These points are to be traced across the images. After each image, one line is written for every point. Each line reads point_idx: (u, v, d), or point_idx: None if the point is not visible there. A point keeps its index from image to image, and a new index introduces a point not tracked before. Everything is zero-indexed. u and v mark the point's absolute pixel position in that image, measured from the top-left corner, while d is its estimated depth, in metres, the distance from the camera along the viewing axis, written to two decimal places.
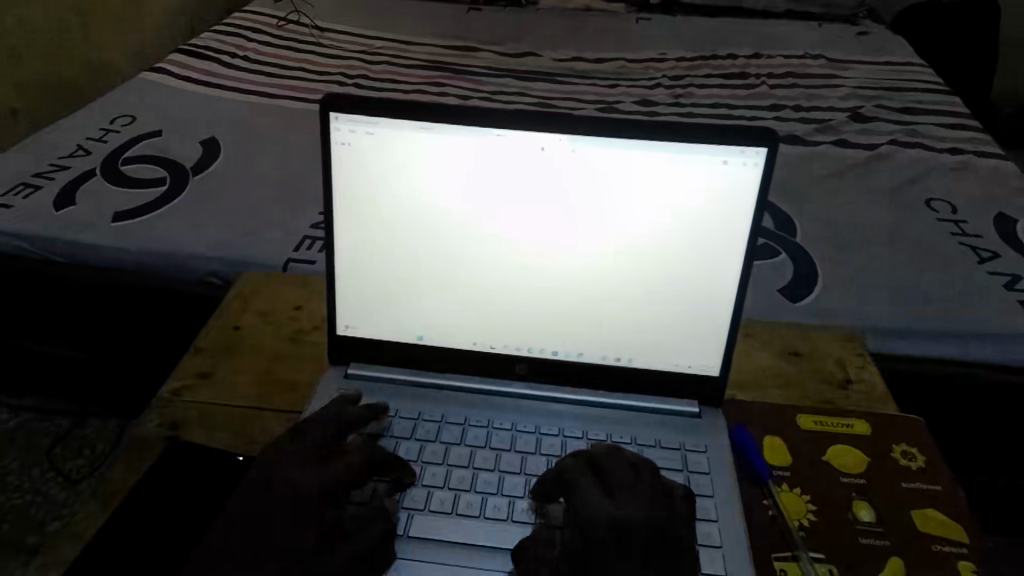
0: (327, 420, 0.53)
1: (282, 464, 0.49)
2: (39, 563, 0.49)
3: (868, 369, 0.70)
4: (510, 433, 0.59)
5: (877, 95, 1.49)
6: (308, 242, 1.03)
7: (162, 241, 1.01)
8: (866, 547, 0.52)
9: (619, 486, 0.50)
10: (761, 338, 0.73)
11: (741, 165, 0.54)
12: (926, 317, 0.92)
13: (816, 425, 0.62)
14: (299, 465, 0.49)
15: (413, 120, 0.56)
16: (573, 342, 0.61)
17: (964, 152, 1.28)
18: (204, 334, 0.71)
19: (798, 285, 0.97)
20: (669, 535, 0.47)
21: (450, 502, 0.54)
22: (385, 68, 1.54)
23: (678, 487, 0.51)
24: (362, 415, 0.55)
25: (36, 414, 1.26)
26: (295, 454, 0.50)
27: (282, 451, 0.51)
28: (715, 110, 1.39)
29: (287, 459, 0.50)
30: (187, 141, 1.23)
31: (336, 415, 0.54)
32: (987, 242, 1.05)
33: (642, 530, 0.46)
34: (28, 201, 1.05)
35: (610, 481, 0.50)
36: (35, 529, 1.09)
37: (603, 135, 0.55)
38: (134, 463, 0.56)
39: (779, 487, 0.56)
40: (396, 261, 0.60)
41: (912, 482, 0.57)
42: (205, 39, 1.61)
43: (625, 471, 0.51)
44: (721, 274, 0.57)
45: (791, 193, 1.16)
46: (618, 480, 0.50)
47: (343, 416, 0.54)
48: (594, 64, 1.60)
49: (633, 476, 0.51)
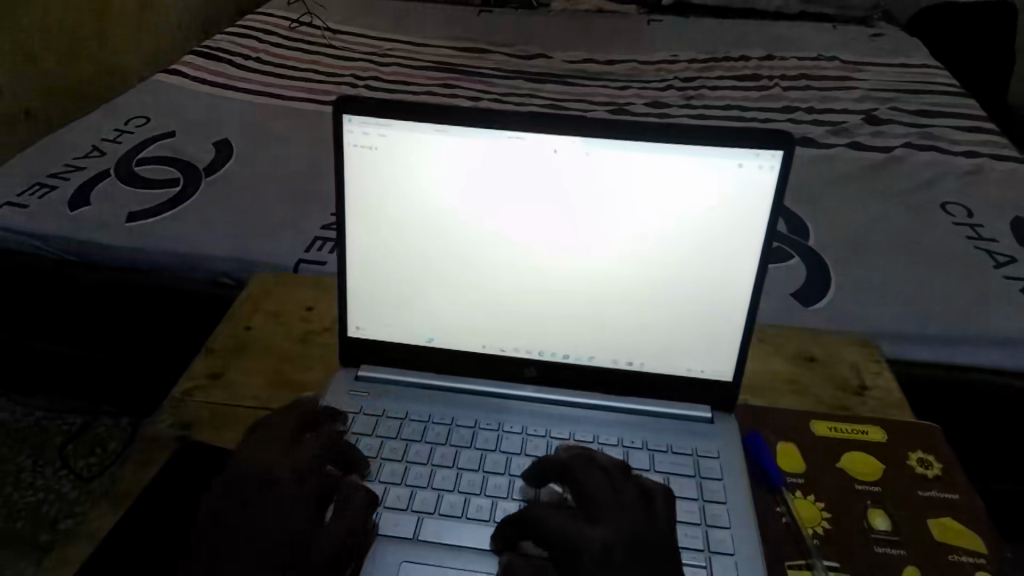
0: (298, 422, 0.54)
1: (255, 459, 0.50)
2: (52, 562, 0.49)
3: (883, 375, 0.69)
4: (520, 437, 0.58)
5: (891, 97, 1.48)
6: (320, 243, 1.03)
7: (175, 241, 1.02)
8: (882, 555, 0.52)
9: (592, 500, 0.49)
10: (774, 342, 0.73)
11: (756, 168, 0.54)
12: (940, 321, 0.91)
13: (831, 431, 0.61)
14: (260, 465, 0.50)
15: (426, 122, 0.56)
16: (584, 345, 0.60)
17: (980, 155, 1.27)
18: (216, 335, 0.71)
19: (810, 289, 0.96)
20: (642, 548, 0.46)
21: (459, 506, 0.54)
22: (397, 69, 1.55)
23: (655, 486, 0.51)
24: (322, 414, 0.55)
25: (48, 412, 1.26)
26: (262, 449, 0.51)
27: (249, 448, 0.51)
28: (728, 112, 1.39)
29: (261, 455, 0.50)
30: (201, 143, 1.24)
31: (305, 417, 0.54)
32: (1004, 246, 1.04)
33: (622, 547, 0.46)
34: (43, 201, 1.06)
35: (585, 493, 0.50)
36: (49, 527, 1.09)
37: (615, 136, 0.55)
38: (147, 463, 0.57)
39: (793, 494, 0.56)
40: (407, 264, 0.60)
41: (928, 490, 0.56)
42: (218, 41, 1.62)
43: (595, 478, 0.50)
44: (735, 278, 0.57)
45: (804, 196, 1.15)
46: (591, 491, 0.50)
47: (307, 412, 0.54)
48: (606, 66, 1.60)
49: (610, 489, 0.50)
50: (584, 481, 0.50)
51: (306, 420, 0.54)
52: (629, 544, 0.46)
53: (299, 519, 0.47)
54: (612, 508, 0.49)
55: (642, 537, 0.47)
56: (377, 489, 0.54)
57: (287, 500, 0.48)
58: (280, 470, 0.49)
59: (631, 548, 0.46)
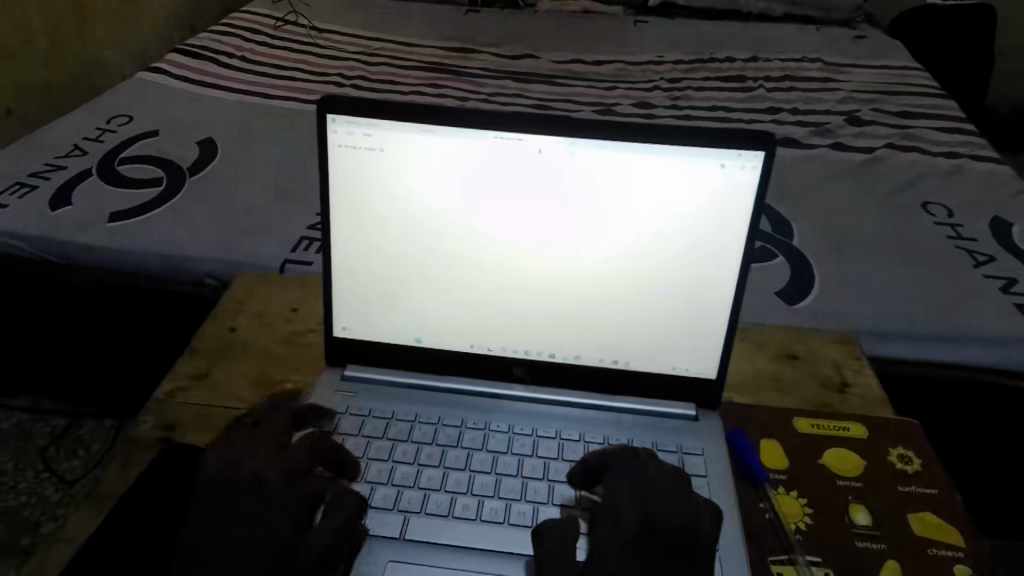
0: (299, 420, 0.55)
1: (240, 460, 0.50)
2: (33, 565, 0.49)
3: (865, 372, 0.70)
4: (507, 436, 0.59)
5: (873, 98, 1.49)
6: (305, 243, 1.03)
7: (158, 241, 1.01)
8: (863, 549, 0.52)
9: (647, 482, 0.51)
10: (758, 341, 0.73)
11: (739, 168, 0.54)
12: (920, 321, 0.92)
13: (814, 428, 0.62)
14: (247, 463, 0.50)
15: (411, 122, 0.56)
16: (569, 345, 0.61)
17: (960, 156, 1.29)
18: (199, 335, 0.70)
19: (793, 288, 0.97)
20: (697, 544, 0.47)
21: (446, 505, 0.54)
22: (383, 69, 1.55)
23: (707, 502, 0.50)
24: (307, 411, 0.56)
25: (30, 415, 1.25)
26: (250, 446, 0.51)
27: (236, 441, 0.51)
28: (714, 113, 1.40)
29: (247, 456, 0.50)
30: (185, 142, 1.23)
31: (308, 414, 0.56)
32: (983, 245, 1.06)
33: (666, 535, 0.48)
34: (24, 201, 1.05)
35: (646, 478, 0.52)
36: (30, 530, 1.08)
37: (601, 138, 0.55)
38: (130, 465, 0.56)
39: (776, 490, 0.56)
40: (393, 262, 0.60)
41: (908, 486, 0.57)
42: (201, 39, 1.60)
43: (652, 477, 0.52)
44: (720, 277, 0.57)
45: (788, 196, 1.16)
46: (653, 478, 0.52)
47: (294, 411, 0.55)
48: (592, 66, 1.61)
49: (666, 479, 0.52)
50: (647, 473, 0.52)
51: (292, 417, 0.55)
52: (687, 537, 0.47)
53: (286, 520, 0.47)
54: (666, 500, 0.50)
55: (698, 539, 0.47)
56: (363, 489, 0.54)
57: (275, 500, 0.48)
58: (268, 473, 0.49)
59: (672, 543, 0.47)
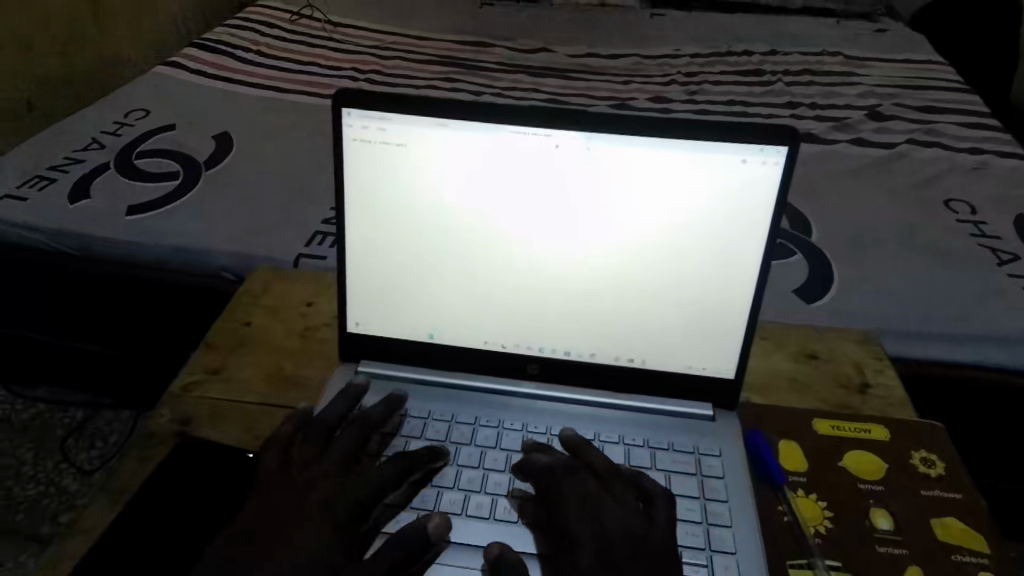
0: (350, 429, 0.54)
1: (305, 469, 0.51)
2: (49, 559, 0.48)
3: (886, 372, 0.69)
4: (521, 434, 0.58)
5: (895, 93, 1.47)
6: (319, 237, 1.03)
7: (174, 235, 1.01)
8: (884, 555, 0.51)
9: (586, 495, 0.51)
10: (777, 340, 0.72)
11: (760, 163, 0.53)
12: (941, 320, 0.90)
13: (834, 430, 0.61)
14: (309, 473, 0.50)
15: (426, 115, 0.55)
16: (585, 343, 0.60)
17: (984, 151, 1.26)
18: (213, 330, 0.70)
19: (812, 286, 0.95)
20: (643, 546, 0.47)
21: (459, 504, 0.53)
22: (398, 62, 1.54)
23: (659, 491, 0.51)
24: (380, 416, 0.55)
25: (48, 405, 1.27)
26: (316, 459, 0.52)
27: (303, 447, 0.52)
28: (731, 107, 1.38)
29: (311, 467, 0.51)
30: (201, 136, 1.23)
31: (361, 422, 0.54)
32: (1007, 243, 1.03)
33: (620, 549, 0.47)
34: (43, 194, 1.05)
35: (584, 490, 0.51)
36: (49, 519, 1.09)
37: (617, 132, 0.54)
38: (144, 461, 0.56)
39: (795, 493, 0.56)
40: (406, 258, 0.60)
41: (932, 489, 0.56)
42: (217, 33, 1.61)
43: (591, 486, 0.51)
44: (737, 274, 0.56)
45: (807, 192, 1.15)
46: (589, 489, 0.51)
47: (370, 421, 0.55)
48: (608, 60, 1.59)
49: (605, 489, 0.51)
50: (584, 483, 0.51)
51: (367, 427, 0.54)
52: (634, 543, 0.47)
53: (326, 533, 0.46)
54: (616, 514, 0.49)
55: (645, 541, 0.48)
56: None
57: (324, 515, 0.48)
58: (325, 487, 0.49)
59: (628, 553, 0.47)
